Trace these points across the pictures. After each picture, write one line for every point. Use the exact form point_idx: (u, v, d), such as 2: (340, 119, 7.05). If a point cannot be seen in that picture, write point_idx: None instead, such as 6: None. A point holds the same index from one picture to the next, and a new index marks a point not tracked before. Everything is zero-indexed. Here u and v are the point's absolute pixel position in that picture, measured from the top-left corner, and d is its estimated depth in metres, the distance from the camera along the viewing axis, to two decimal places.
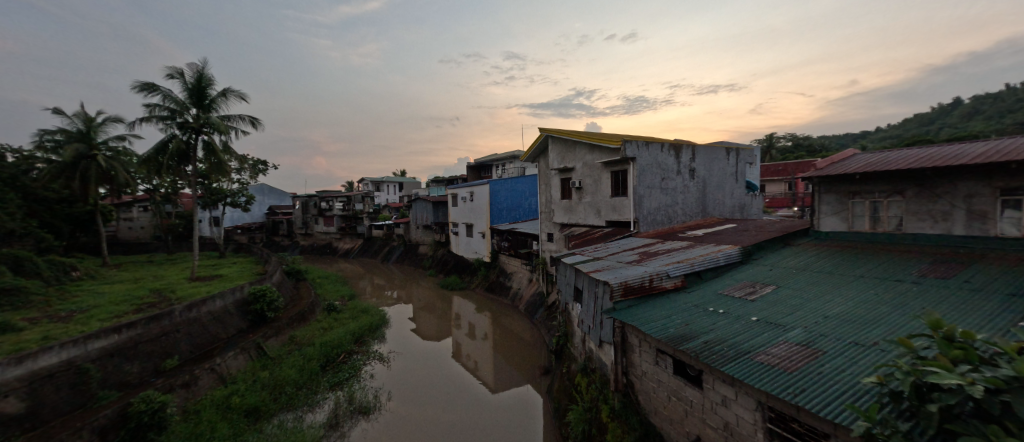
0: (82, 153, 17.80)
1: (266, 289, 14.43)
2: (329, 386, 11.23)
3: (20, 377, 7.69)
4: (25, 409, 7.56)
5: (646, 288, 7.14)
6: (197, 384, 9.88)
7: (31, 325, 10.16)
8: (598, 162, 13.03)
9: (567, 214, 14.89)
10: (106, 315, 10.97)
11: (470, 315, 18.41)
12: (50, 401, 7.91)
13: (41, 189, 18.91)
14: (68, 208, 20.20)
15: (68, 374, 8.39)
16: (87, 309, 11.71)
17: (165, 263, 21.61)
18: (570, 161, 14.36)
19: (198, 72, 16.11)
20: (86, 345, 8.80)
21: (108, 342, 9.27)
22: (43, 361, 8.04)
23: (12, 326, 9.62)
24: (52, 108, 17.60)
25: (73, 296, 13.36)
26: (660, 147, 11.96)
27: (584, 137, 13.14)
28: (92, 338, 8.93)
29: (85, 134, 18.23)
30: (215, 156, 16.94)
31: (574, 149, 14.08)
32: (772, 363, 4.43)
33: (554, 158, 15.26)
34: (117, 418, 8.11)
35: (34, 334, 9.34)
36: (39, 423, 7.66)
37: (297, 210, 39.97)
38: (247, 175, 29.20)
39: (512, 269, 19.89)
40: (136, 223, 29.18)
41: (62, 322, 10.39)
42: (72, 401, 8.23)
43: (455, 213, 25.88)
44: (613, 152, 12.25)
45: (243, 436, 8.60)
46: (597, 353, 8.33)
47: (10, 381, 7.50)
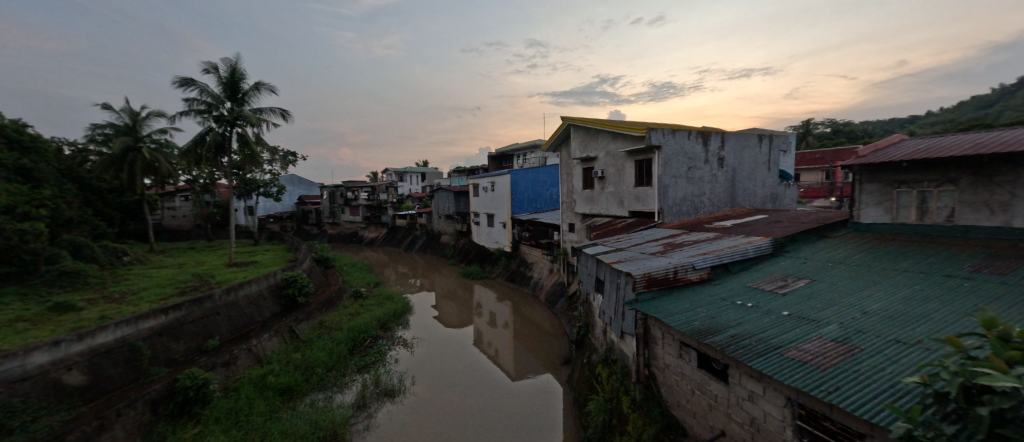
0: (129, 145, 18.85)
1: (297, 274, 14.99)
2: (356, 369, 11.60)
3: (81, 352, 8.29)
4: (86, 382, 8.19)
5: (671, 279, 7.03)
6: (236, 364, 10.43)
7: (90, 304, 10.97)
8: (621, 150, 12.78)
9: (589, 204, 14.72)
10: (154, 297, 11.70)
11: (490, 304, 18.59)
12: (106, 375, 8.52)
13: (94, 180, 20.20)
14: (118, 197, 21.33)
15: (123, 351, 9.00)
16: (137, 291, 12.51)
17: (205, 249, 22.83)
18: (593, 149, 14.17)
19: (232, 67, 16.65)
20: (137, 324, 9.40)
21: (157, 322, 9.87)
22: (101, 338, 8.64)
23: (73, 306, 10.42)
24: (101, 104, 18.68)
25: (124, 279, 14.28)
26: (687, 135, 11.63)
27: (607, 125, 12.91)
28: (143, 319, 9.54)
29: (131, 128, 19.28)
30: (249, 147, 17.48)
31: (597, 138, 13.87)
32: (804, 359, 4.29)
33: (577, 147, 15.11)
34: (165, 392, 8.66)
35: (93, 314, 10.09)
36: (98, 395, 8.26)
37: (325, 200, 41.22)
38: (277, 165, 30.21)
39: (534, 259, 19.90)
40: (178, 212, 30.82)
41: (116, 303, 11.16)
42: (127, 376, 8.84)
43: (477, 204, 26.01)
44: (638, 141, 11.97)
45: (279, 413, 9.07)
46: (618, 344, 8.24)
47: (72, 357, 8.12)
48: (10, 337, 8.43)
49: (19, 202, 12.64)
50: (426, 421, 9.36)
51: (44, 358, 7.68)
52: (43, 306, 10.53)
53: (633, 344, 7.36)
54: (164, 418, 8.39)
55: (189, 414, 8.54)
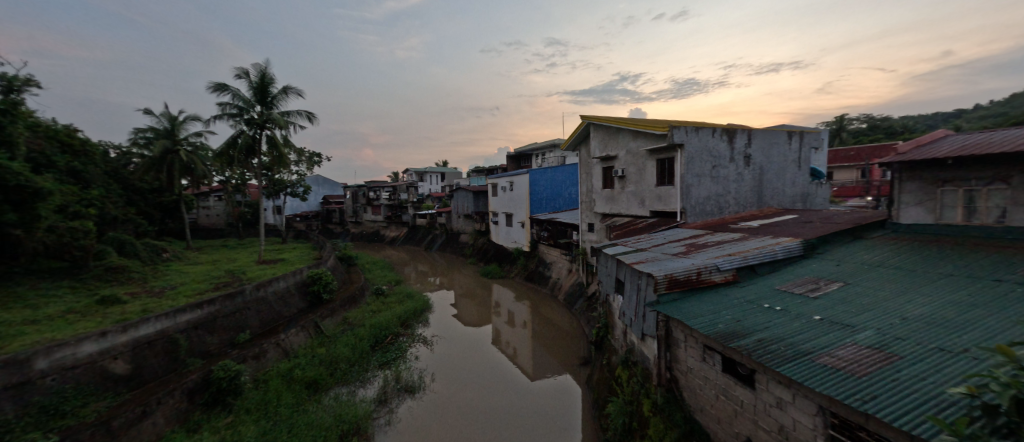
0: (168, 148, 19.77)
1: (322, 272, 15.39)
2: (378, 365, 11.82)
3: (126, 343, 8.76)
4: (130, 370, 8.63)
5: (694, 281, 6.90)
6: (266, 357, 10.79)
7: (133, 298, 11.59)
8: (642, 149, 12.58)
9: (609, 204, 14.56)
10: (191, 291, 12.25)
11: (509, 303, 18.62)
12: (147, 365, 8.97)
13: (136, 180, 21.31)
14: (158, 197, 22.39)
15: (163, 342, 9.43)
16: (175, 286, 13.13)
17: (236, 247, 23.71)
18: (613, 148, 14.00)
19: (262, 72, 17.23)
20: (175, 318, 9.84)
21: (193, 316, 10.31)
22: (143, 330, 9.10)
23: (119, 299, 11.02)
24: (143, 109, 19.67)
25: (163, 274, 15.01)
26: (711, 132, 11.36)
27: (627, 124, 12.73)
28: (180, 312, 9.98)
29: (170, 131, 20.22)
30: (277, 149, 18.05)
31: (618, 136, 13.71)
32: (838, 366, 4.12)
33: (597, 146, 14.98)
34: (201, 383, 9.04)
35: (135, 306, 10.64)
36: (141, 383, 8.71)
37: (349, 199, 42.18)
38: (304, 166, 31.09)
39: (553, 259, 19.82)
40: (212, 211, 32.16)
41: (156, 297, 11.74)
42: (166, 366, 9.27)
43: (496, 203, 26.09)
44: (660, 139, 11.76)
45: (305, 406, 9.33)
46: (638, 346, 8.12)
47: (118, 347, 8.59)
48: (63, 328, 9.00)
49: (69, 202, 13.51)
50: (446, 418, 9.46)
51: (93, 347, 8.14)
52: (91, 299, 11.19)
53: (654, 346, 7.25)
54: (199, 407, 8.78)
55: (223, 404, 8.91)
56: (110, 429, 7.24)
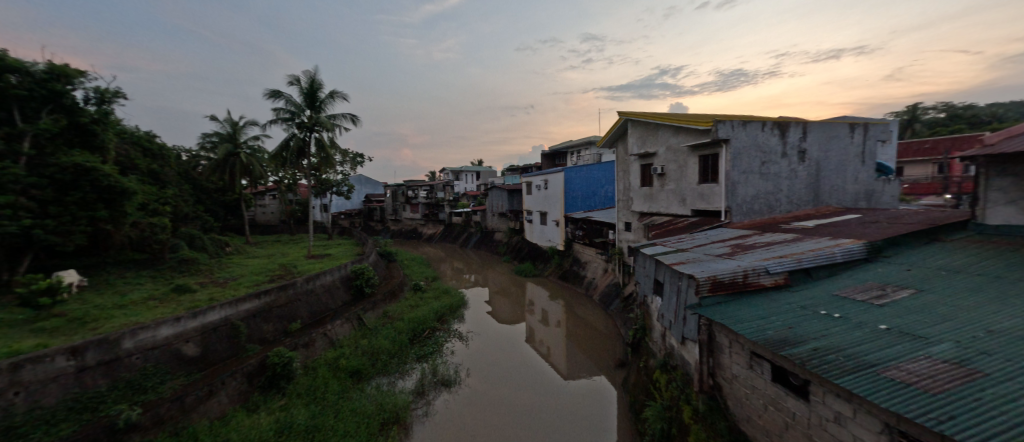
0: (230, 151, 21.33)
1: (364, 267, 16.04)
2: (416, 358, 12.15)
3: (196, 328, 9.53)
4: (199, 353, 9.40)
5: (739, 284, 6.60)
6: (314, 346, 11.38)
7: (201, 287, 12.64)
8: (684, 145, 12.13)
9: (648, 202, 14.16)
10: (250, 283, 13.18)
11: (543, 302, 18.56)
12: (214, 348, 9.73)
13: (203, 180, 23.23)
14: (222, 196, 24.24)
15: (227, 329, 10.19)
16: (236, 277, 14.16)
17: (287, 242, 25.21)
18: (653, 145, 13.60)
19: (311, 78, 18.17)
20: (236, 306, 10.59)
21: (252, 305, 11.06)
22: (210, 317, 9.87)
23: (189, 287, 12.08)
24: (209, 115, 21.35)
25: (226, 266, 16.25)
26: (760, 127, 10.75)
27: (668, 119, 12.34)
28: (241, 301, 10.74)
29: (231, 136, 21.80)
30: (324, 151, 18.99)
31: (657, 132, 13.30)
32: (907, 381, 3.80)
33: (635, 143, 14.62)
34: (258, 367, 9.68)
35: (203, 295, 11.60)
36: (208, 365, 9.45)
37: (389, 198, 43.65)
38: (348, 166, 32.53)
39: (588, 258, 19.56)
40: (267, 209, 34.46)
41: (220, 287, 12.74)
42: (229, 350, 10.00)
43: (530, 201, 26.06)
44: (703, 135, 11.29)
45: (349, 393, 9.77)
46: (678, 350, 7.85)
47: (190, 331, 9.36)
48: (143, 312, 9.97)
49: (153, 201, 14.99)
50: (483, 413, 9.60)
51: (169, 331, 8.94)
52: (166, 288, 12.31)
53: (695, 351, 6.99)
54: (257, 389, 9.40)
55: (277, 387, 9.53)
56: (182, 406, 7.94)
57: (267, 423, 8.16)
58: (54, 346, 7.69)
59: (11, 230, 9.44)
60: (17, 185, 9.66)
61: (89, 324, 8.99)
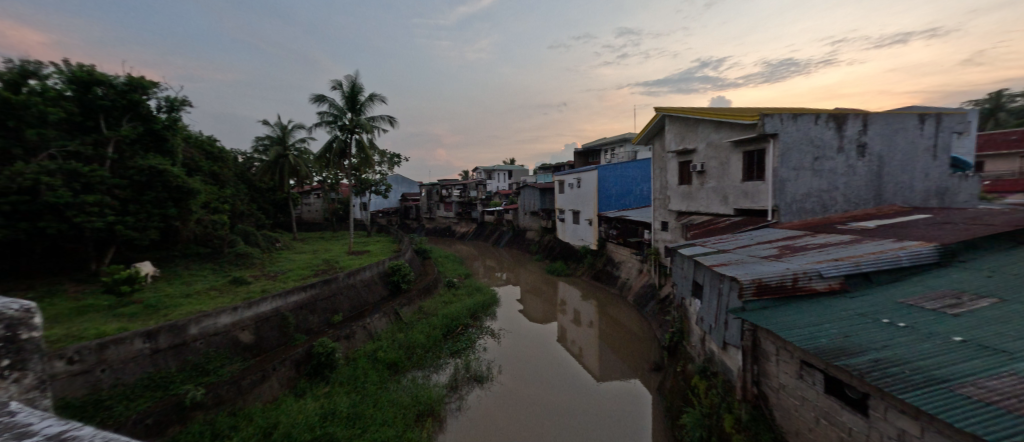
0: (280, 153, 22.60)
1: (401, 263, 16.49)
2: (449, 353, 12.38)
3: (250, 317, 10.17)
4: (253, 341, 10.03)
5: (789, 288, 6.23)
6: (355, 337, 11.84)
7: (255, 280, 13.50)
8: (726, 141, 11.63)
9: (687, 201, 13.69)
10: (297, 276, 13.93)
11: (575, 302, 18.38)
12: (266, 337, 10.36)
13: (256, 180, 24.79)
14: (272, 195, 25.74)
15: (277, 319, 10.80)
16: (285, 271, 15.00)
17: (330, 239, 26.39)
18: (692, 141, 13.13)
19: (352, 82, 18.90)
20: (285, 298, 11.21)
21: (299, 297, 11.68)
22: (262, 307, 10.50)
23: (245, 279, 12.94)
24: (262, 120, 22.71)
25: (276, 260, 17.26)
26: (812, 121, 10.12)
27: (708, 114, 11.88)
28: (290, 293, 11.36)
29: (280, 138, 23.09)
30: (364, 152, 19.70)
31: (697, 128, 12.83)
32: (985, 399, 3.46)
33: (673, 139, 14.17)
34: (305, 356, 10.18)
35: (257, 287, 12.39)
36: (261, 351, 10.10)
37: (424, 197, 44.68)
38: (386, 167, 33.57)
39: (622, 258, 19.17)
40: (312, 207, 36.26)
41: (272, 279, 13.56)
42: (278, 339, 10.61)
43: (562, 200, 25.86)
44: (748, 130, 10.77)
45: (387, 384, 10.10)
46: (719, 356, 7.55)
47: (246, 320, 10.03)
48: (205, 301, 10.78)
49: (214, 199, 16.20)
50: (516, 410, 9.66)
51: (228, 319, 9.62)
52: (226, 279, 13.28)
53: (738, 357, 6.69)
54: (304, 376, 9.93)
55: (322, 375, 10.01)
56: (239, 388, 8.55)
57: (312, 408, 8.57)
58: (132, 329, 8.49)
59: (97, 224, 10.41)
60: (103, 185, 10.77)
61: (162, 310, 9.86)
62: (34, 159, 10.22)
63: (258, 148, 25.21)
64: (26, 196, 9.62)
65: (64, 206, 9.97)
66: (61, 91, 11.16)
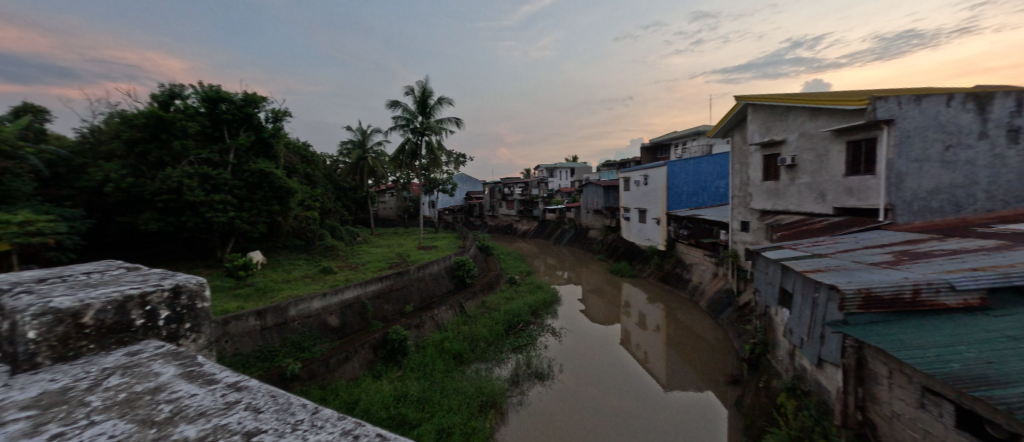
0: (360, 156, 24.48)
1: (465, 259, 17.04)
2: (511, 348, 12.55)
3: (337, 303, 11.15)
4: (338, 324, 10.97)
5: (904, 303, 5.36)
6: (424, 327, 12.47)
7: (339, 270, 14.80)
8: (824, 130, 10.43)
9: (773, 198, 12.49)
10: (374, 268, 15.04)
11: (640, 304, 17.65)
12: (349, 321, 11.29)
13: (340, 181, 27.19)
14: (352, 194, 28.01)
15: (357, 306, 11.69)
16: (364, 263, 16.25)
17: (402, 235, 28.07)
18: (781, 132, 11.97)
19: (423, 87, 19.89)
20: (365, 287, 12.12)
21: (377, 287, 12.56)
22: (347, 294, 11.46)
23: (330, 269, 14.24)
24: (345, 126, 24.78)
25: (356, 252, 18.77)
26: (938, 104, 8.70)
27: (802, 101, 10.74)
28: (369, 283, 12.27)
29: (360, 142, 25.01)
30: (433, 153, 20.64)
31: (787, 117, 11.67)
32: None
33: (758, 131, 13.04)
34: (381, 341, 10.94)
35: (340, 277, 13.57)
36: (345, 334, 11.00)
37: (487, 195, 45.76)
38: (452, 166, 34.89)
39: (694, 260, 18.05)
40: (386, 205, 38.91)
41: (353, 270, 14.77)
42: (359, 324, 11.49)
43: (628, 198, 24.98)
44: (854, 116, 9.56)
45: (453, 373, 10.51)
46: (812, 374, 6.80)
47: (333, 305, 11.03)
48: (299, 287, 12.06)
49: (308, 197, 18.05)
50: (582, 412, 9.50)
51: (319, 303, 10.66)
52: (317, 268, 14.73)
53: (838, 376, 6.04)
54: (380, 359, 10.70)
55: (396, 360, 10.69)
56: (328, 365, 9.50)
57: (388, 389, 9.18)
58: (247, 308, 9.79)
59: (222, 219, 12.27)
60: (225, 186, 12.68)
61: (268, 293, 11.22)
62: (179, 166, 12.36)
63: (342, 152, 27.59)
64: (173, 195, 11.62)
65: (199, 204, 11.91)
66: (198, 108, 13.22)
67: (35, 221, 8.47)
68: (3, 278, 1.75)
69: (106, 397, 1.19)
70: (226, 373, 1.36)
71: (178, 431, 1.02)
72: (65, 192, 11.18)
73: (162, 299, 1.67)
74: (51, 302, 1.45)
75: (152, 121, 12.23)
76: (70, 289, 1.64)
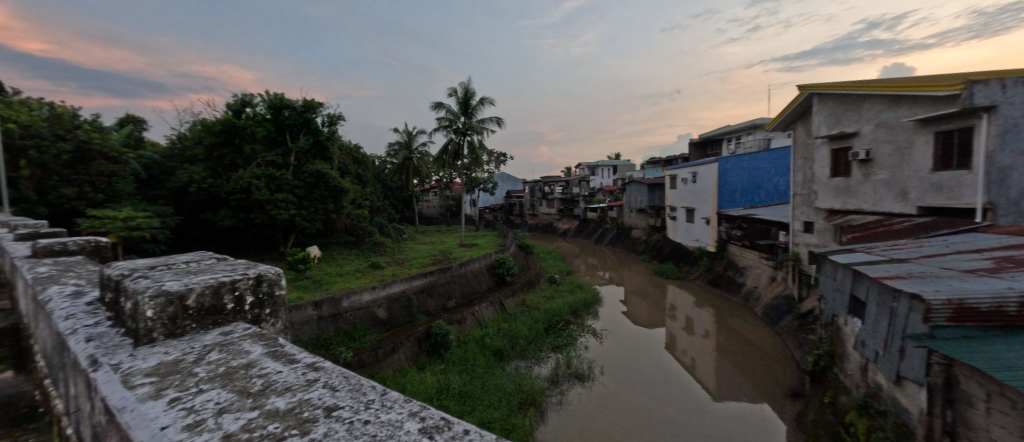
0: (406, 156, 25.31)
1: (505, 257, 17.14)
2: (551, 348, 12.46)
3: (384, 297, 11.61)
4: (385, 317, 11.42)
5: (1007, 317, 4.77)
6: (465, 323, 12.70)
7: (386, 265, 15.40)
8: (907, 120, 9.42)
9: (842, 197, 11.49)
10: (418, 264, 15.53)
11: (687, 308, 16.92)
12: (396, 314, 11.73)
13: (387, 180, 28.30)
14: (398, 193, 29.05)
15: (403, 301, 12.10)
16: (409, 259, 16.80)
17: (444, 232, 28.74)
18: (854, 123, 10.98)
19: (465, 87, 20.24)
20: (410, 282, 12.52)
21: (421, 282, 12.94)
22: (393, 288, 11.90)
23: (378, 264, 14.86)
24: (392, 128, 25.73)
25: (401, 249, 19.46)
26: None
27: (880, 88, 9.81)
28: (414, 278, 12.66)
29: (406, 142, 25.85)
30: (475, 152, 20.95)
31: (862, 107, 10.68)
32: None
33: (825, 123, 12.03)
34: (425, 335, 11.29)
35: (387, 272, 14.12)
36: (392, 326, 11.43)
37: (528, 194, 45.79)
38: (493, 165, 35.22)
39: (748, 263, 17.04)
40: (430, 204, 40.02)
41: (399, 266, 15.32)
42: (404, 317, 11.89)
43: (675, 197, 24.02)
44: (945, 104, 8.56)
45: (494, 369, 10.62)
46: (892, 393, 6.19)
47: (381, 298, 11.51)
48: (349, 280, 12.69)
49: (359, 197, 18.93)
50: (626, 416, 9.24)
51: (369, 296, 11.17)
52: (366, 263, 15.43)
53: (921, 396, 5.58)
54: (424, 352, 11.04)
55: (438, 354, 10.97)
56: (377, 355, 9.95)
57: (431, 381, 9.46)
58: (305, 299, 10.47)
59: (284, 216, 13.21)
60: (286, 185, 13.59)
61: (323, 285, 11.93)
62: (249, 167, 13.62)
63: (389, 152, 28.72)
64: (244, 194, 12.93)
65: (266, 202, 12.98)
66: (265, 115, 14.29)
67: (133, 217, 10.42)
68: (123, 264, 1.90)
69: (209, 368, 1.28)
70: (305, 352, 1.40)
71: (271, 402, 1.08)
72: (157, 192, 13.34)
73: (247, 286, 1.74)
74: (161, 285, 1.56)
75: (228, 128, 13.59)
76: (176, 275, 1.75)
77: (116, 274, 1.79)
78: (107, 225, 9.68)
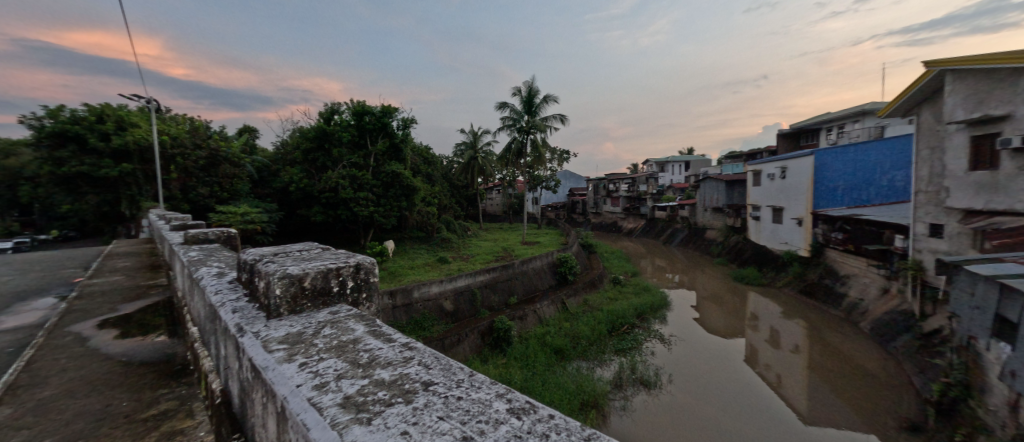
0: (471, 156, 26.06)
1: (567, 256, 16.94)
2: (614, 351, 12.06)
3: (450, 290, 12.06)
4: (451, 309, 11.86)
5: None
6: (526, 320, 12.81)
7: (453, 260, 16.02)
8: None
9: (984, 196, 9.67)
10: (482, 261, 15.95)
11: (771, 319, 15.43)
12: (462, 308, 12.14)
13: (453, 179, 29.34)
14: (463, 191, 29.99)
15: (467, 295, 12.48)
16: (473, 255, 17.30)
17: (507, 230, 29.14)
18: (1005, 104, 9.15)
19: (528, 86, 20.34)
20: (475, 276, 12.88)
21: (485, 278, 13.25)
22: (459, 282, 12.31)
23: (445, 259, 15.50)
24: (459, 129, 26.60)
25: (466, 245, 20.11)
26: None
27: None
28: (478, 273, 13.00)
29: (470, 142, 26.59)
30: (537, 150, 20.97)
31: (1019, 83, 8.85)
32: None
33: (962, 106, 10.19)
34: (488, 329, 11.58)
35: (454, 267, 14.66)
36: (458, 318, 11.86)
37: (591, 192, 44.83)
38: (556, 163, 34.98)
39: (852, 271, 15.07)
40: (493, 202, 40.80)
41: (465, 262, 15.85)
42: (468, 310, 12.27)
43: (758, 195, 22.02)
44: None
45: (556, 368, 10.57)
46: None
47: (448, 291, 11.98)
48: (419, 273, 13.41)
49: (429, 195, 19.87)
50: (696, 429, 8.69)
51: (437, 288, 11.68)
52: (434, 258, 16.17)
53: None
54: (487, 345, 11.35)
55: (501, 348, 11.19)
56: (444, 345, 10.44)
57: (494, 374, 9.69)
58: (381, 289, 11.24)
59: (364, 212, 14.27)
60: (365, 185, 14.69)
61: (397, 277, 12.72)
62: (337, 168, 14.97)
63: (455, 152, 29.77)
64: (332, 192, 14.39)
65: (351, 200, 14.29)
66: (349, 121, 15.56)
67: (249, 213, 11.93)
68: (254, 250, 2.12)
69: (326, 341, 1.39)
70: (401, 333, 1.47)
71: (378, 373, 1.14)
72: (265, 191, 15.30)
73: (348, 273, 1.86)
74: (286, 267, 1.72)
75: (319, 134, 15.19)
76: (295, 260, 1.92)
77: (250, 258, 2.02)
78: (228, 219, 11.24)
